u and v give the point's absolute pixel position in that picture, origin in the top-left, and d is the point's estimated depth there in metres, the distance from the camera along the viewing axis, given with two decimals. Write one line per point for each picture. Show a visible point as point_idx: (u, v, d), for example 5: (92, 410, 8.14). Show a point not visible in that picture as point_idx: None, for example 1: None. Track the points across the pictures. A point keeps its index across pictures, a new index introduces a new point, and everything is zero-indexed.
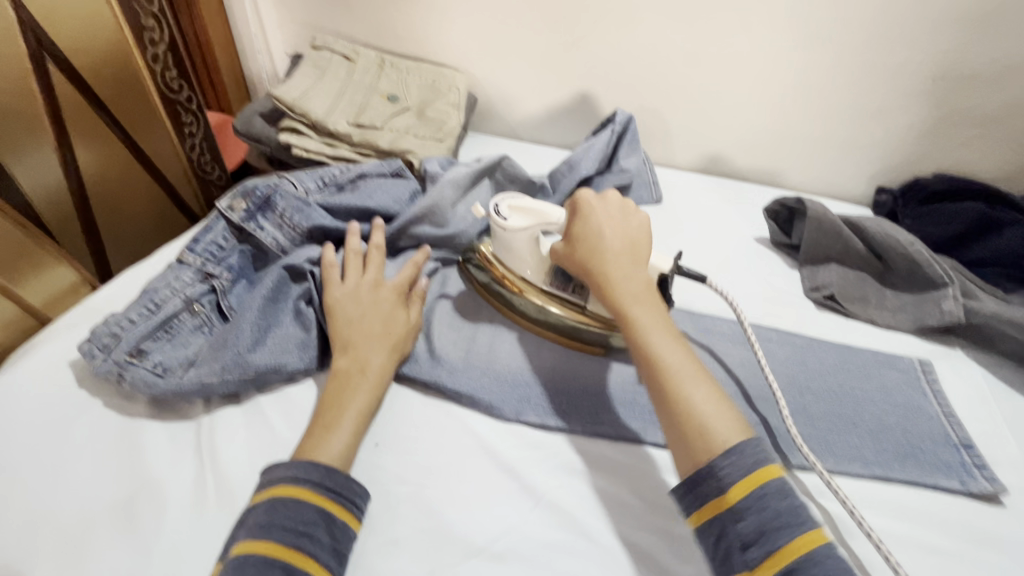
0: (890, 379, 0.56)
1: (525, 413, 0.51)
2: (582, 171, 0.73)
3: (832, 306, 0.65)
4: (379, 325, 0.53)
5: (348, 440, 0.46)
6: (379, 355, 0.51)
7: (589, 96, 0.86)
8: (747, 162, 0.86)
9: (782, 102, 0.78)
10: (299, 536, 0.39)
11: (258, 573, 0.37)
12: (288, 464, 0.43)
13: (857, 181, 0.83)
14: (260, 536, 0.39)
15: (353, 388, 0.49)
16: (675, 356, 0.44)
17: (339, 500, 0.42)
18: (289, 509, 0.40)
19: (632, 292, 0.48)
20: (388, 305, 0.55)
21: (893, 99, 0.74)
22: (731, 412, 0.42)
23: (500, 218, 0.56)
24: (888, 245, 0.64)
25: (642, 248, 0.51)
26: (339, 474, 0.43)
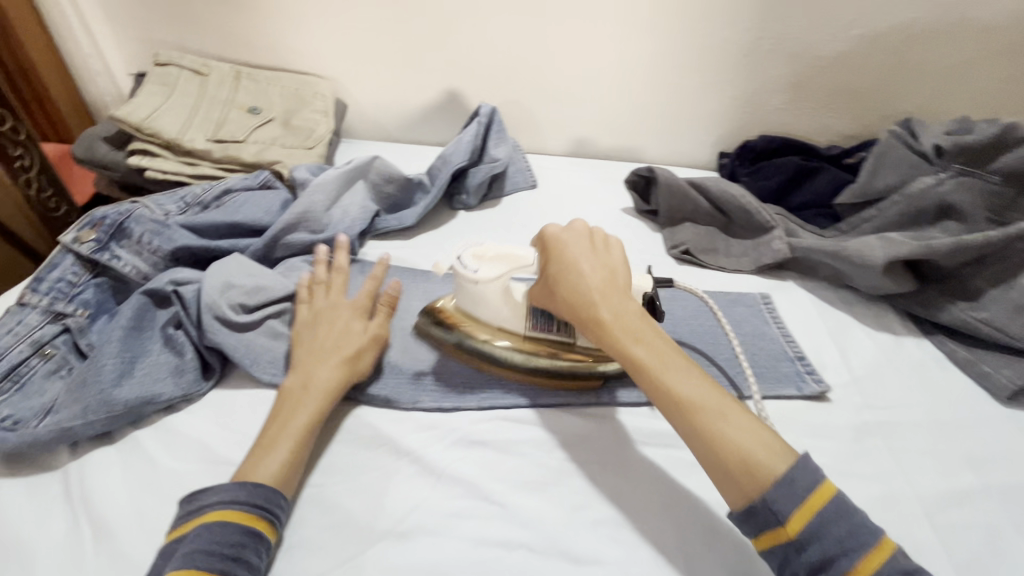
0: (739, 314, 0.64)
1: (420, 398, 0.53)
2: (454, 164, 0.77)
3: (689, 260, 0.73)
4: (326, 346, 0.51)
5: (285, 456, 0.44)
6: (325, 371, 0.49)
7: (456, 93, 0.89)
8: (609, 141, 0.94)
9: (628, 85, 0.86)
10: (225, 558, 0.37)
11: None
12: (214, 492, 0.41)
13: (703, 149, 0.94)
14: (184, 564, 0.36)
15: (297, 405, 0.47)
16: (691, 387, 0.42)
17: (267, 517, 0.41)
18: (215, 533, 0.39)
19: (631, 328, 0.46)
20: (343, 321, 0.54)
21: (718, 75, 0.85)
22: (760, 427, 0.40)
23: (469, 271, 0.53)
24: (726, 201, 0.74)
25: (625, 279, 0.49)
26: (268, 490, 0.42)
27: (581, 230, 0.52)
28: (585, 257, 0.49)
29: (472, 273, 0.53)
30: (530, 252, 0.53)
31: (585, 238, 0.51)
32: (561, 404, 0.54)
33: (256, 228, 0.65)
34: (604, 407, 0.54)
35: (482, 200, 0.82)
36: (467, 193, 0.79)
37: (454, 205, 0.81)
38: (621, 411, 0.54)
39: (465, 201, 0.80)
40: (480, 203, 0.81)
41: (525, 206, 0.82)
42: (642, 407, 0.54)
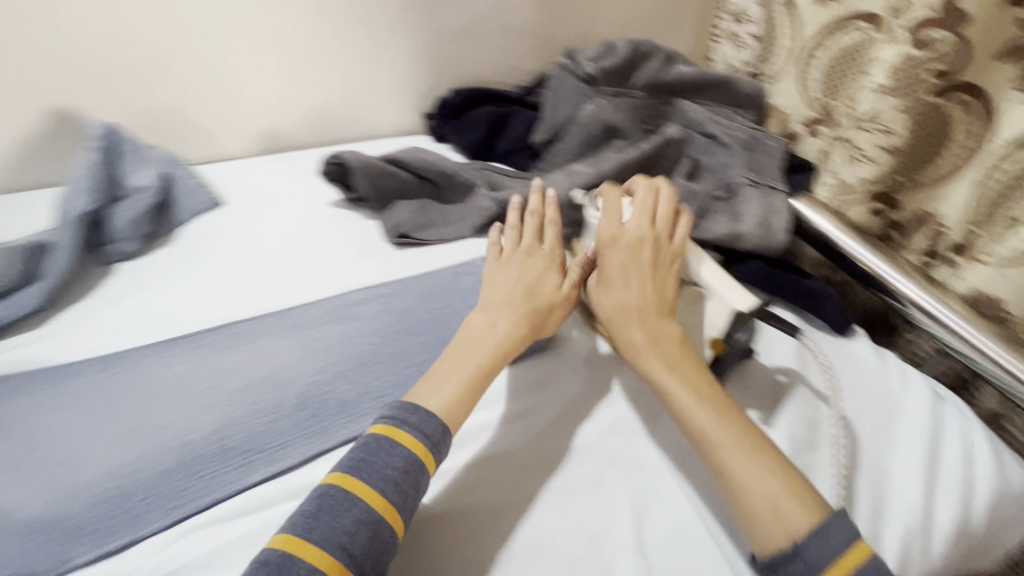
0: (466, 285, 0.62)
1: (76, 547, 0.39)
2: (74, 210, 0.58)
3: (408, 242, 0.68)
4: (545, 267, 0.54)
5: (452, 395, 0.44)
6: (493, 338, 0.48)
7: (66, 112, 0.68)
8: (303, 129, 0.83)
9: (293, 60, 0.75)
10: (384, 480, 0.38)
11: (336, 507, 0.37)
12: (399, 403, 0.43)
13: (407, 115, 0.88)
14: (353, 471, 0.39)
15: (495, 316, 0.50)
16: (720, 429, 0.42)
17: (433, 450, 0.41)
18: (387, 450, 0.40)
19: (659, 350, 0.48)
20: (535, 271, 0.53)
21: (387, 33, 0.78)
22: (797, 485, 0.39)
23: (592, 207, 0.59)
24: (426, 168, 0.70)
25: (667, 290, 0.51)
26: (437, 425, 0.42)
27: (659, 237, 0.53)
28: (630, 253, 0.52)
29: (592, 209, 0.59)
30: None
31: (653, 249, 0.52)
32: (280, 471, 0.44)
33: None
34: (333, 451, 0.46)
35: (148, 242, 0.64)
36: (118, 241, 0.62)
37: (107, 259, 0.62)
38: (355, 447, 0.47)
39: (119, 249, 0.62)
40: (145, 247, 0.64)
41: (213, 232, 0.67)
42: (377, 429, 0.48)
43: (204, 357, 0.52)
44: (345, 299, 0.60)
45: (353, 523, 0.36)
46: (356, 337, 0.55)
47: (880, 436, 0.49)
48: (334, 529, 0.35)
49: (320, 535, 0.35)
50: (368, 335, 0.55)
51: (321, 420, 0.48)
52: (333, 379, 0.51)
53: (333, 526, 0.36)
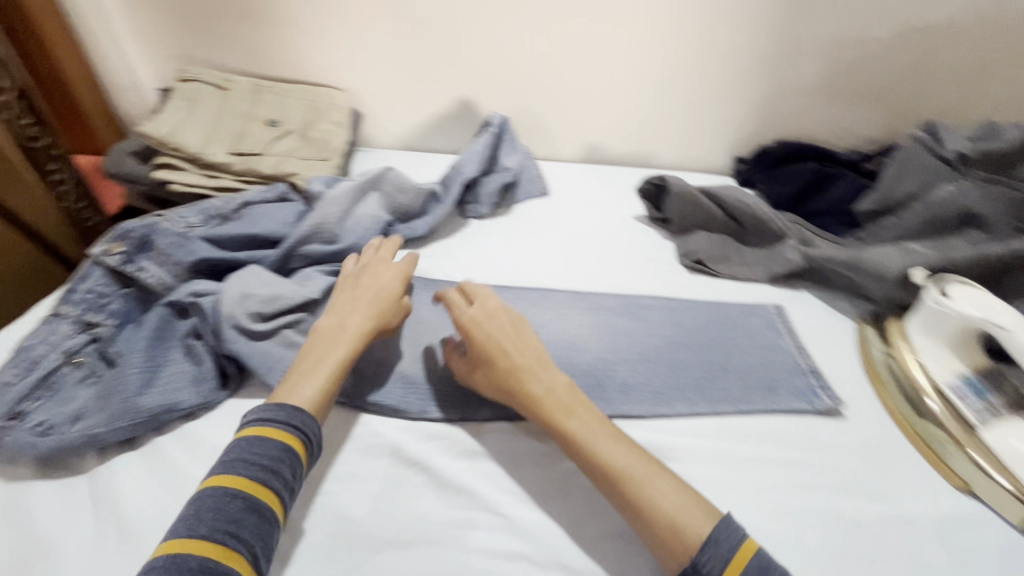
0: (753, 326, 0.64)
1: (429, 408, 0.54)
2: (465, 174, 0.78)
3: (701, 269, 0.72)
4: (386, 300, 0.56)
5: (316, 390, 0.49)
6: (341, 349, 0.52)
7: (470, 103, 0.91)
8: (623, 148, 0.94)
9: (640, 90, 0.86)
10: (262, 470, 0.43)
11: (218, 504, 0.41)
12: (259, 409, 0.47)
13: (720, 155, 0.93)
14: (228, 469, 0.43)
15: (331, 347, 0.52)
16: (625, 459, 0.45)
17: (303, 439, 0.46)
18: (254, 447, 0.44)
19: (557, 396, 0.49)
20: (388, 274, 0.59)
21: (731, 80, 0.84)
22: (687, 492, 0.43)
23: (937, 296, 0.55)
24: (739, 209, 0.73)
25: (545, 353, 0.52)
26: (305, 417, 0.47)
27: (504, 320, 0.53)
28: (515, 331, 0.52)
29: (941, 299, 0.54)
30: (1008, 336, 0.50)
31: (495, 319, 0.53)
32: None
33: (273, 240, 0.67)
34: (610, 419, 0.54)
35: (495, 208, 0.82)
36: (479, 203, 0.80)
37: (467, 214, 0.81)
38: (628, 423, 0.54)
39: (477, 209, 0.81)
40: (492, 211, 0.82)
41: (539, 214, 0.83)
42: (648, 416, 0.54)
43: (525, 309, 0.66)
44: (636, 300, 0.68)
45: (241, 511, 0.41)
46: (641, 336, 0.63)
47: None
48: (220, 521, 0.40)
49: (205, 528, 0.40)
50: (652, 337, 0.63)
51: (604, 390, 0.56)
52: (617, 362, 0.60)
53: (217, 517, 0.40)
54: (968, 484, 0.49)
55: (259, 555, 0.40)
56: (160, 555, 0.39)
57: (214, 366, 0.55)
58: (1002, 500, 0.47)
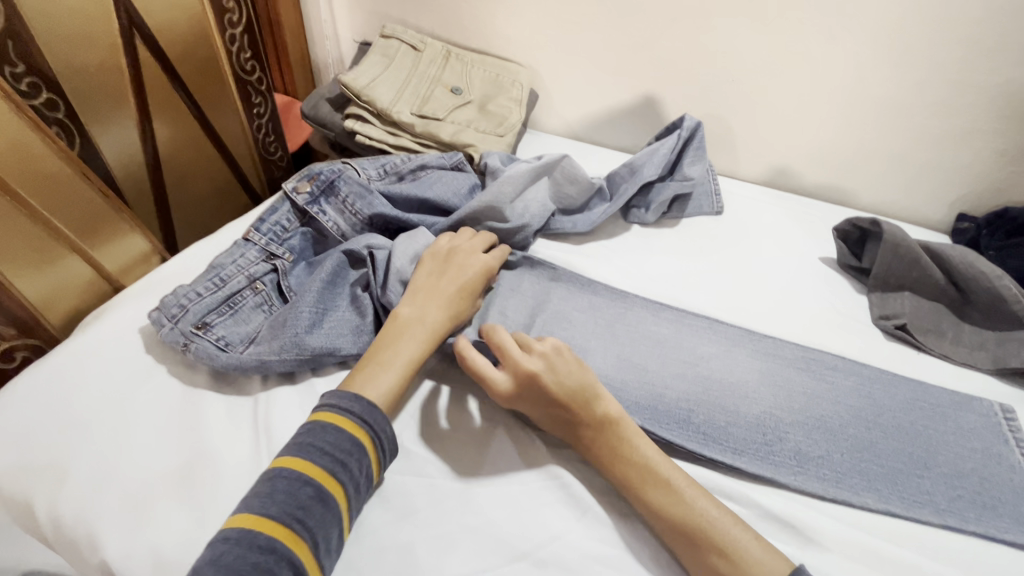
0: (969, 421, 0.52)
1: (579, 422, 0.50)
2: (644, 176, 0.72)
3: (903, 337, 0.61)
4: (465, 297, 0.55)
5: (393, 383, 0.48)
6: (418, 341, 0.50)
7: (654, 100, 0.85)
8: (816, 178, 0.83)
9: (859, 117, 0.75)
10: (333, 461, 0.42)
11: (290, 487, 0.40)
12: (337, 393, 0.46)
13: (937, 206, 0.78)
14: (298, 453, 0.42)
15: (407, 334, 0.50)
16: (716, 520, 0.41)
17: (373, 433, 0.44)
18: (331, 436, 0.43)
19: (611, 434, 0.46)
20: (470, 271, 0.57)
21: (988, 119, 0.69)
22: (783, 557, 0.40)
23: None
24: (970, 278, 0.60)
25: (593, 384, 0.47)
26: (378, 414, 0.45)
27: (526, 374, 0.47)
28: (550, 371, 0.47)
29: None
30: None
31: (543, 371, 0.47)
32: (729, 470, 0.48)
33: (444, 208, 0.67)
34: (778, 487, 0.47)
35: (661, 218, 0.76)
36: (646, 208, 0.74)
37: (629, 218, 0.76)
38: (800, 499, 0.46)
39: (642, 215, 0.74)
40: (657, 221, 0.76)
41: (708, 233, 0.75)
42: (823, 501, 0.46)
43: (687, 337, 0.59)
44: (820, 355, 0.58)
45: (309, 499, 0.40)
46: (823, 399, 0.54)
47: None
48: (287, 505, 0.39)
49: (274, 510, 0.39)
50: (835, 404, 0.53)
51: (775, 453, 0.49)
52: (791, 423, 0.52)
53: (286, 500, 0.39)
54: None
55: (322, 546, 0.39)
56: (230, 527, 0.38)
57: (374, 321, 0.55)
58: None
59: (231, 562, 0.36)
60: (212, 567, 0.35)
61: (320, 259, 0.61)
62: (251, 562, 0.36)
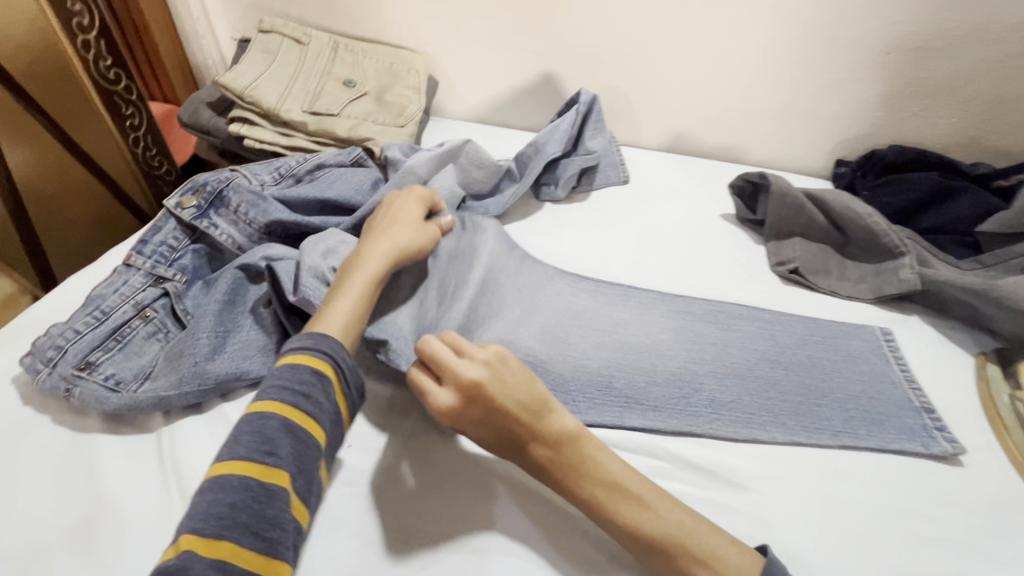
0: (855, 349, 0.58)
1: None
2: (548, 154, 0.72)
3: (796, 280, 0.66)
4: (416, 225, 0.56)
5: (343, 312, 0.47)
6: (363, 274, 0.50)
7: (553, 78, 0.85)
8: (711, 139, 0.87)
9: (741, 78, 0.79)
10: (295, 394, 0.40)
11: (254, 426, 0.39)
12: (292, 338, 0.45)
13: (819, 155, 0.85)
14: (261, 395, 0.40)
15: (352, 272, 0.50)
16: (672, 519, 0.40)
17: (334, 363, 0.43)
18: (288, 372, 0.42)
19: (572, 455, 0.42)
20: (408, 207, 0.57)
21: (850, 70, 0.75)
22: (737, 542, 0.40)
23: None
24: (848, 218, 0.66)
25: (546, 394, 0.44)
26: (334, 343, 0.44)
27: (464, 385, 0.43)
28: (494, 382, 0.43)
29: None
30: None
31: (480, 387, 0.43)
32: (652, 429, 0.50)
33: (345, 207, 0.65)
34: (695, 436, 0.50)
35: (572, 193, 0.77)
36: (556, 185, 0.75)
37: (541, 196, 0.76)
38: (717, 444, 0.49)
39: (553, 192, 0.75)
40: (568, 196, 0.77)
41: (618, 203, 0.77)
42: (737, 442, 0.50)
43: (605, 305, 0.61)
44: (726, 306, 0.62)
45: (277, 432, 0.39)
46: (730, 346, 0.57)
47: None
48: (255, 443, 0.38)
49: (242, 451, 0.38)
50: (741, 350, 0.57)
51: (691, 406, 0.52)
52: (704, 373, 0.55)
53: (254, 439, 0.38)
54: None
55: (300, 475, 0.39)
56: (204, 479, 0.37)
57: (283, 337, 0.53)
58: None
59: (213, 508, 0.35)
60: (187, 520, 0.35)
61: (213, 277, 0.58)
62: (228, 503, 0.35)
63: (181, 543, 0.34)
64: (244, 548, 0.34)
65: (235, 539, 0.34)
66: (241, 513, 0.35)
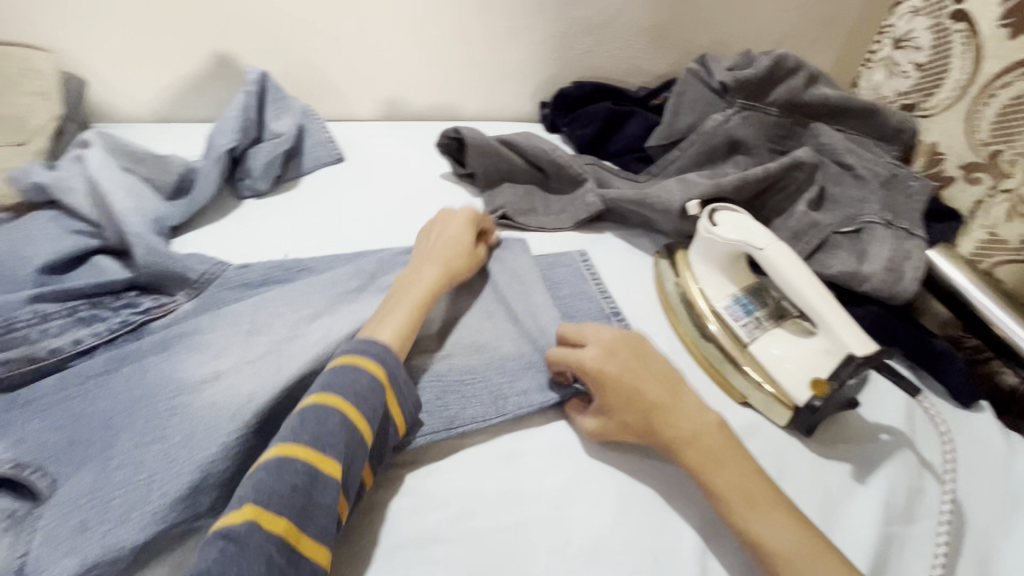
0: (558, 276, 0.62)
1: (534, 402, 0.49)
2: (220, 147, 0.64)
3: (508, 224, 0.68)
4: (455, 247, 0.57)
5: (403, 321, 0.47)
6: (427, 279, 0.52)
7: (228, 59, 0.75)
8: (425, 102, 0.86)
9: (430, 35, 0.78)
10: (356, 395, 0.40)
11: (320, 416, 0.38)
12: (356, 340, 0.44)
13: (525, 100, 0.89)
14: (326, 386, 0.40)
15: (408, 284, 0.51)
16: (779, 536, 0.38)
17: (387, 370, 0.43)
18: (348, 372, 0.41)
19: (707, 441, 0.43)
20: (455, 228, 0.59)
21: (523, 16, 0.79)
22: (832, 564, 0.37)
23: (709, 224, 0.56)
24: (539, 157, 0.70)
25: (682, 380, 0.46)
26: (392, 353, 0.44)
27: (620, 351, 0.47)
28: (641, 362, 0.47)
29: (712, 228, 0.55)
30: (767, 251, 0.51)
31: (624, 359, 0.46)
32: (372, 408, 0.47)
33: (58, 268, 0.51)
34: None
35: (276, 183, 0.70)
36: (251, 177, 0.67)
37: (240, 193, 0.68)
38: None
39: (251, 186, 0.67)
40: (272, 188, 0.69)
41: (330, 185, 0.72)
42: None
43: None
44: None
45: (338, 426, 0.38)
46: None
47: (991, 515, 0.46)
48: (316, 436, 0.37)
49: (308, 436, 0.37)
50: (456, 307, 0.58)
51: None
52: None
53: (317, 428, 0.38)
54: (745, 396, 0.52)
55: (350, 470, 0.38)
56: (266, 456, 0.36)
57: (201, 466, 0.39)
58: (774, 407, 0.50)
59: (279, 484, 0.35)
60: (252, 491, 0.34)
61: (22, 423, 0.41)
62: (291, 485, 0.35)
63: (247, 510, 0.33)
64: (299, 529, 0.34)
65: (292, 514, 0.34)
66: (299, 496, 0.35)
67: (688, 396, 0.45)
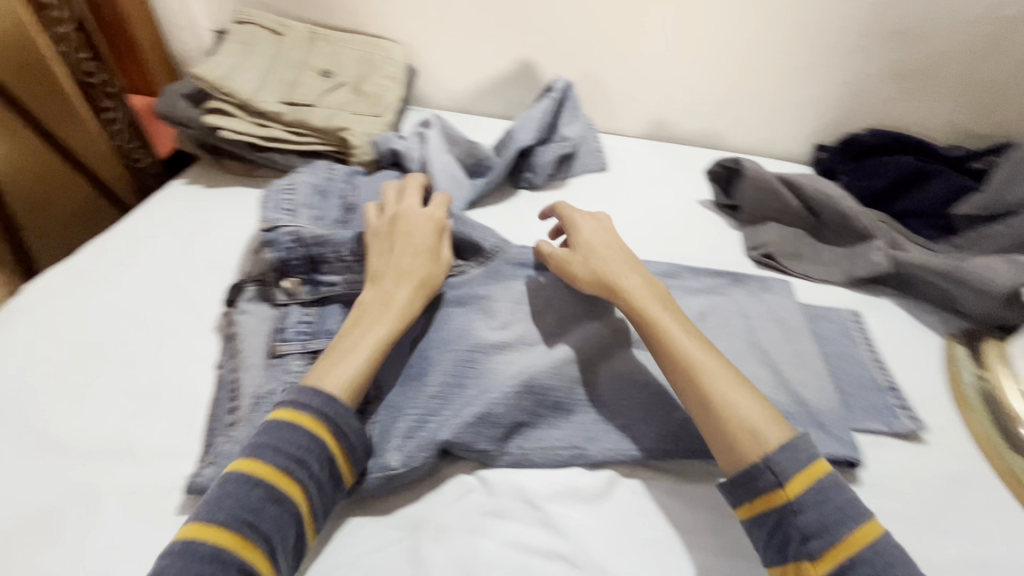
0: (825, 331, 0.57)
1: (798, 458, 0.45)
2: (519, 141, 0.72)
3: (770, 264, 0.66)
4: (425, 257, 0.52)
5: (355, 370, 0.44)
6: (386, 324, 0.47)
7: (532, 65, 0.85)
8: (691, 127, 0.87)
9: (720, 65, 0.79)
10: (288, 459, 0.39)
11: (239, 490, 0.38)
12: (300, 389, 0.43)
13: (799, 140, 0.85)
14: (252, 454, 0.39)
15: (396, 311, 0.48)
16: (702, 357, 0.44)
17: (332, 426, 0.42)
18: (280, 431, 0.41)
19: (649, 294, 0.50)
20: (417, 229, 0.54)
21: (830, 55, 0.75)
22: (764, 405, 0.42)
23: None
24: (821, 202, 0.66)
25: (637, 262, 0.53)
26: (340, 406, 0.42)
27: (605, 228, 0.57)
28: (599, 236, 0.55)
29: None
30: None
31: (598, 222, 0.57)
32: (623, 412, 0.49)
33: None
34: None
35: (549, 180, 0.77)
36: (532, 172, 0.75)
37: (519, 183, 0.76)
38: None
39: (531, 179, 0.75)
40: (546, 183, 0.76)
41: (595, 190, 0.77)
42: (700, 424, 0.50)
43: None
44: None
45: (262, 500, 0.38)
46: None
47: None
48: (235, 509, 0.37)
49: (223, 515, 0.37)
50: None
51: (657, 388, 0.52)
52: None
53: (235, 505, 0.37)
54: None
55: (276, 550, 0.37)
56: (179, 535, 0.36)
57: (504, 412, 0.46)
58: None
59: (228, 500, 0.37)
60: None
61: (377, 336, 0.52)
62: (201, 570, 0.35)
63: None
64: None
65: (233, 530, 0.36)
66: None
67: (637, 267, 0.53)
